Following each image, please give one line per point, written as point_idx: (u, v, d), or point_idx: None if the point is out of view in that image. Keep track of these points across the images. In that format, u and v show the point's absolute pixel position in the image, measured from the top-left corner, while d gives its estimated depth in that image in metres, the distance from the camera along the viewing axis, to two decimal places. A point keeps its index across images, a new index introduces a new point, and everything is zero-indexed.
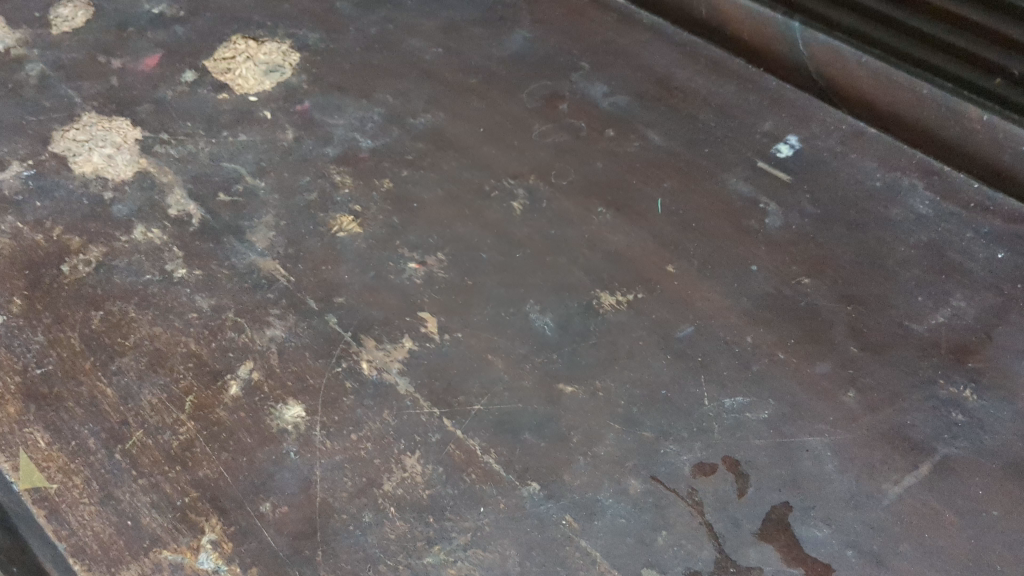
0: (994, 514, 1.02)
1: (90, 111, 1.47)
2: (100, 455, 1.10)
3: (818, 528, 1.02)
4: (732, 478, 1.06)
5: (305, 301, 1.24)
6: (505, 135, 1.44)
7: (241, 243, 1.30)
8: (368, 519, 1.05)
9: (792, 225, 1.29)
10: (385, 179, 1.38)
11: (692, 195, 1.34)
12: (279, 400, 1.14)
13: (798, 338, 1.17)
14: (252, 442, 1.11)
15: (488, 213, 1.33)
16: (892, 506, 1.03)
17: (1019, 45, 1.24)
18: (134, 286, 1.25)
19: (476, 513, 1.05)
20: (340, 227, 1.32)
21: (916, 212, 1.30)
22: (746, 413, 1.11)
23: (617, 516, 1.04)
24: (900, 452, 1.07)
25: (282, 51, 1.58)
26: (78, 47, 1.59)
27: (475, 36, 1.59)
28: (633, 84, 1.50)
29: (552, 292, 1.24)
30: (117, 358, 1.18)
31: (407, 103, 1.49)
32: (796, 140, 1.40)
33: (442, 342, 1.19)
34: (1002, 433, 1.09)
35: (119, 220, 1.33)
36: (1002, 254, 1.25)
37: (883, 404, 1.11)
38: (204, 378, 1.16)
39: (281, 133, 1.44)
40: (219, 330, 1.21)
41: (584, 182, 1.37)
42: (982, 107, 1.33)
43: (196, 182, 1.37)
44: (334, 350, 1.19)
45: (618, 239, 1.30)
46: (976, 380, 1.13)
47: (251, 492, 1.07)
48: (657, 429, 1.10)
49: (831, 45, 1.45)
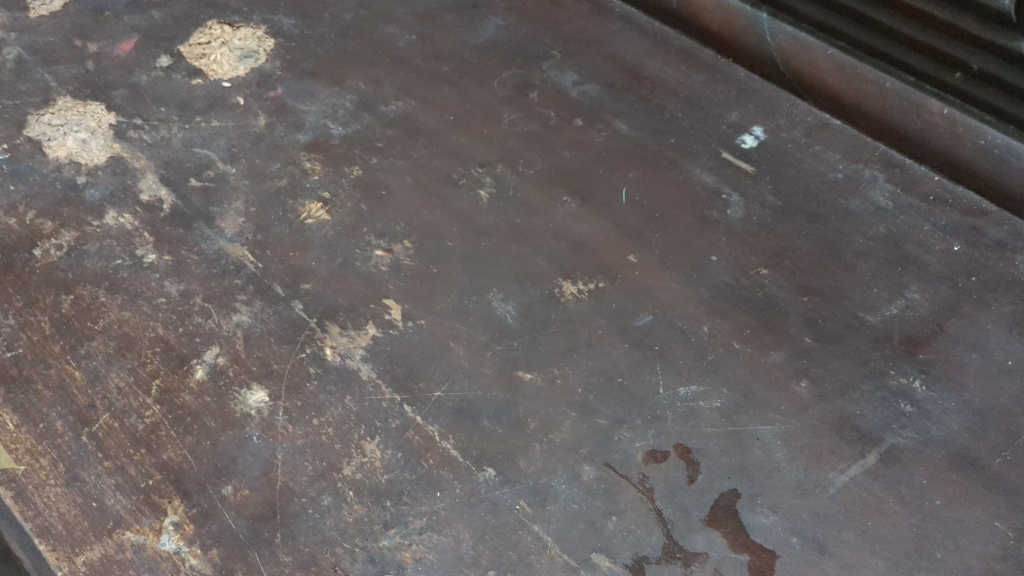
0: (937, 503, 1.05)
1: (66, 96, 1.49)
2: (67, 437, 1.12)
3: (765, 515, 1.05)
4: (683, 465, 1.08)
5: (272, 288, 1.26)
6: (475, 122, 1.45)
7: (211, 228, 1.32)
8: (327, 502, 1.07)
9: (753, 216, 1.31)
10: (354, 167, 1.39)
11: (656, 185, 1.36)
12: (243, 385, 1.16)
13: (754, 328, 1.20)
14: (216, 426, 1.13)
15: (455, 201, 1.35)
16: (838, 494, 1.06)
17: (981, 41, 1.27)
18: (104, 271, 1.27)
19: (432, 497, 1.07)
20: (309, 214, 1.33)
21: (876, 204, 1.32)
22: (699, 402, 1.13)
23: (570, 501, 1.06)
24: (848, 442, 1.10)
25: (257, 37, 1.59)
26: (56, 31, 1.60)
27: (448, 23, 1.61)
28: (603, 73, 1.51)
29: (515, 280, 1.26)
30: (86, 342, 1.20)
31: (380, 90, 1.50)
32: (761, 130, 1.41)
33: (406, 329, 1.21)
34: (947, 424, 1.11)
35: (91, 204, 1.34)
36: (958, 247, 1.27)
37: (834, 395, 1.14)
38: (170, 363, 1.18)
39: (253, 119, 1.46)
40: (186, 315, 1.23)
41: (551, 171, 1.38)
42: (942, 100, 1.35)
43: (169, 168, 1.39)
44: (299, 336, 1.21)
45: (582, 228, 1.31)
46: (926, 371, 1.15)
47: (212, 475, 1.09)
48: (613, 417, 1.12)
49: (797, 36, 1.46)
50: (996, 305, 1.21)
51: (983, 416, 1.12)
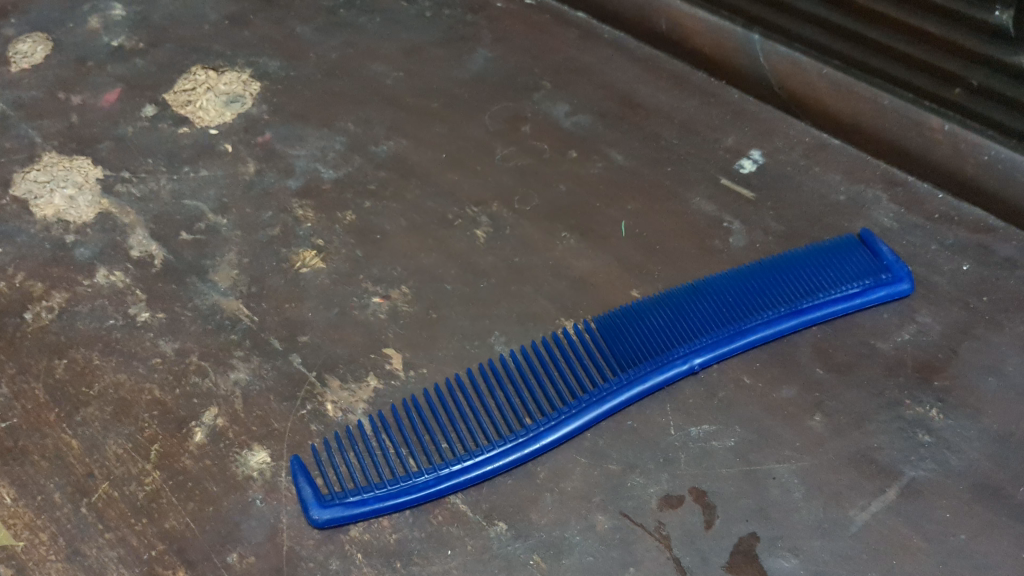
0: (962, 538, 1.02)
1: (51, 151, 1.47)
2: (67, 510, 1.09)
3: (786, 559, 1.02)
4: (699, 510, 1.06)
5: (269, 341, 1.23)
6: (469, 160, 1.44)
7: (204, 282, 1.30)
8: (336, 567, 1.04)
9: (756, 244, 1.30)
10: (347, 212, 1.37)
11: (656, 215, 1.34)
12: (244, 446, 1.14)
13: (764, 361, 1.17)
14: (219, 490, 1.10)
15: (452, 243, 1.33)
16: (860, 533, 1.03)
17: (978, 55, 1.22)
18: (97, 332, 1.25)
19: (444, 556, 1.04)
20: (303, 262, 1.31)
21: (880, 225, 1.31)
22: (712, 442, 1.11)
23: (585, 554, 1.03)
24: (867, 476, 1.07)
25: (243, 81, 1.57)
26: (38, 84, 1.58)
27: (435, 58, 1.59)
28: (595, 102, 1.51)
29: (517, 323, 1.23)
30: (82, 409, 1.18)
31: (369, 130, 1.48)
32: (759, 154, 1.41)
33: (407, 379, 1.18)
34: (969, 454, 1.09)
35: (81, 263, 1.32)
36: (967, 266, 1.26)
37: (849, 427, 1.11)
38: (168, 426, 1.16)
39: (242, 166, 1.44)
40: (183, 375, 1.20)
41: (549, 208, 1.37)
42: (943, 116, 1.31)
43: (158, 222, 1.37)
44: (298, 392, 1.18)
45: (582, 265, 1.29)
46: (943, 399, 1.13)
47: (217, 543, 1.06)
48: (624, 462, 1.10)
49: (790, 56, 1.42)
50: (1009, 325, 1.19)
51: (1003, 442, 1.09)
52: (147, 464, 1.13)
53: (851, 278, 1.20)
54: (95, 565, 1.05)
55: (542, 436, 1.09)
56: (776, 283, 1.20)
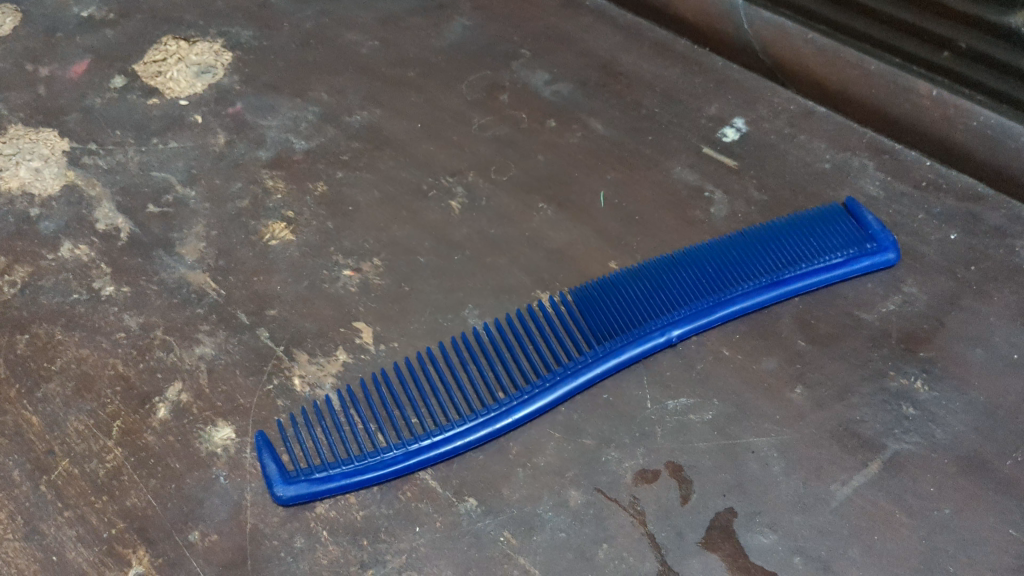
0: (947, 512, 0.99)
1: (17, 123, 1.43)
2: (25, 487, 1.06)
3: (764, 535, 0.98)
4: (676, 485, 1.02)
5: (236, 316, 1.20)
6: (445, 129, 1.40)
7: (171, 256, 1.26)
8: (300, 545, 1.00)
9: (738, 213, 1.26)
10: (319, 183, 1.34)
11: (636, 185, 1.31)
12: (208, 422, 1.10)
13: (744, 332, 1.14)
14: (181, 467, 1.07)
15: (426, 214, 1.29)
16: (841, 508, 1.00)
17: (968, 17, 1.19)
18: (60, 307, 1.21)
19: (411, 534, 1.01)
20: (273, 235, 1.28)
21: (866, 193, 1.27)
22: (690, 415, 1.07)
23: (558, 530, 1.00)
24: (849, 450, 1.04)
25: (214, 51, 1.53)
26: (5, 56, 1.53)
27: (412, 26, 1.55)
28: (575, 71, 1.47)
29: (491, 295, 1.20)
30: (43, 385, 1.14)
31: (343, 100, 1.45)
32: (743, 122, 1.38)
33: (377, 353, 1.15)
34: (955, 427, 1.05)
35: (45, 237, 1.28)
36: (955, 235, 1.22)
37: (831, 400, 1.08)
38: (131, 402, 1.12)
39: (212, 138, 1.40)
40: (147, 350, 1.17)
41: (526, 178, 1.33)
42: (931, 81, 1.28)
43: (125, 195, 1.33)
44: (265, 366, 1.15)
45: (560, 236, 1.26)
46: (929, 371, 1.10)
47: (179, 520, 1.03)
48: (599, 437, 1.07)
49: (776, 21, 1.39)
50: (997, 295, 1.16)
51: (990, 414, 1.06)
52: (109, 441, 1.09)
53: (834, 248, 1.17)
54: (53, 544, 1.01)
55: (514, 410, 1.06)
56: (756, 254, 1.17)
